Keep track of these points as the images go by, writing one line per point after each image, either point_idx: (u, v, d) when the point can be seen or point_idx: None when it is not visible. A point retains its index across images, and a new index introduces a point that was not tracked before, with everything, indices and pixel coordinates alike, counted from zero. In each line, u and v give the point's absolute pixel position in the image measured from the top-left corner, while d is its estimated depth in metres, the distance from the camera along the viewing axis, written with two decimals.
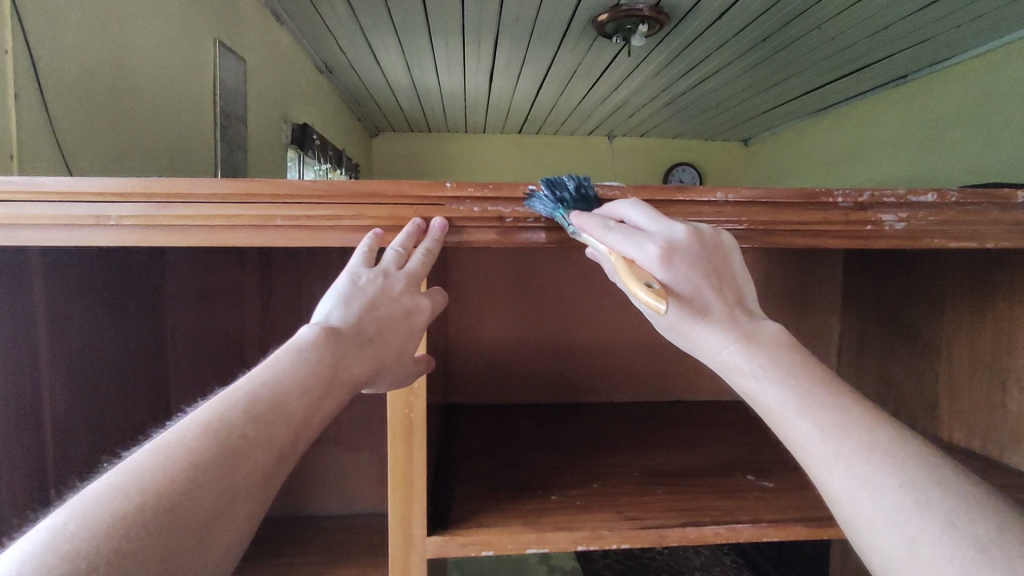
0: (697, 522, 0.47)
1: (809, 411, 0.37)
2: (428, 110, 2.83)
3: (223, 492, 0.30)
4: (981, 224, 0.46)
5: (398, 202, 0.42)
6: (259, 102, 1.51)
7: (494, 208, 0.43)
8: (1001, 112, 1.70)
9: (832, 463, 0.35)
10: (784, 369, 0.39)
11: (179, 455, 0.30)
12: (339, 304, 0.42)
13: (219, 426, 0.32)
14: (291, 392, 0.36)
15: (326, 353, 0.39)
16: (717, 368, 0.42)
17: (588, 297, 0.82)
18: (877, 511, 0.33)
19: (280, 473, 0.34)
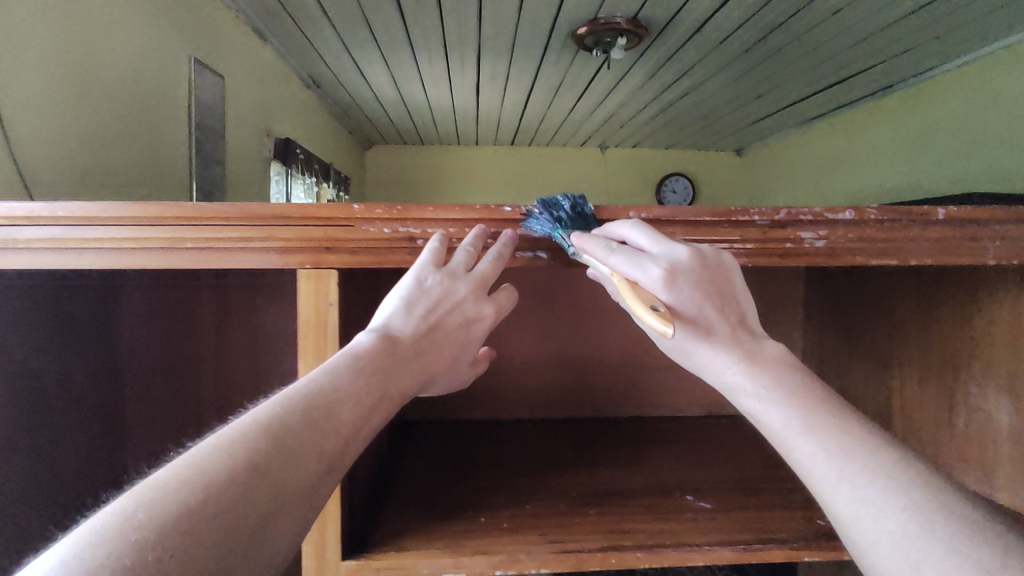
0: (621, 547, 0.46)
1: (813, 433, 0.38)
2: (419, 123, 2.85)
3: (274, 495, 0.33)
4: (900, 241, 0.45)
5: (329, 223, 0.41)
6: (238, 117, 1.52)
7: (403, 229, 0.42)
8: (983, 122, 1.69)
9: (837, 485, 0.36)
10: (787, 390, 0.40)
11: (242, 452, 0.33)
12: (401, 311, 0.45)
13: (279, 428, 0.36)
14: (344, 402, 0.39)
15: (379, 362, 0.42)
16: (720, 388, 0.43)
17: (570, 312, 0.81)
18: (881, 535, 0.34)
19: (328, 479, 0.37)
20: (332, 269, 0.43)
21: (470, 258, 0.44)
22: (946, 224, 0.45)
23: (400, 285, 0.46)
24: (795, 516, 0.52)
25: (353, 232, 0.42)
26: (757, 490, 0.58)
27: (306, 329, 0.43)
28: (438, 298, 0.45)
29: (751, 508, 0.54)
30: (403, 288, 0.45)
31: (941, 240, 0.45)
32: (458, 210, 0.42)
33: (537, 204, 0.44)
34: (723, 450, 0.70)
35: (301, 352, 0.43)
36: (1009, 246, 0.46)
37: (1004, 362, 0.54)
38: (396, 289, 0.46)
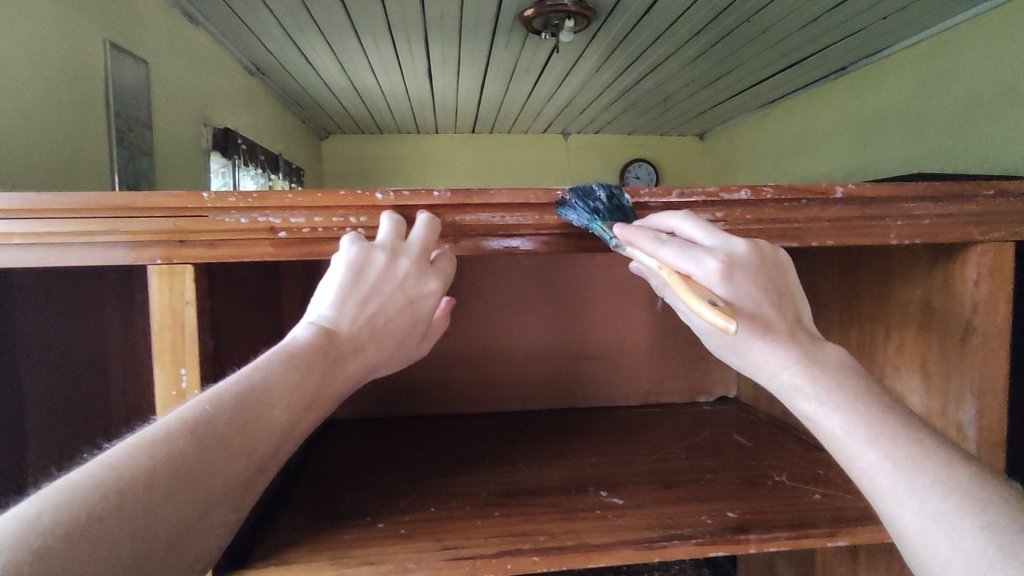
0: (516, 550, 0.44)
1: (881, 442, 0.35)
2: (375, 111, 2.77)
3: (196, 502, 0.31)
4: (800, 221, 0.43)
5: (181, 214, 0.37)
6: (168, 105, 1.44)
7: (263, 218, 0.38)
8: (930, 103, 1.70)
9: (904, 498, 0.34)
10: (851, 394, 0.37)
11: (163, 455, 0.30)
12: (341, 299, 0.39)
13: (204, 429, 0.32)
14: (277, 401, 0.35)
15: (315, 360, 0.37)
16: (774, 387, 0.40)
17: (545, 300, 0.79)
18: (955, 555, 0.31)
19: (255, 482, 0.35)
20: (187, 264, 0.39)
21: (398, 227, 0.40)
22: (846, 202, 0.42)
23: (332, 270, 0.40)
24: (706, 509, 0.50)
25: (211, 224, 0.38)
26: (673, 482, 0.56)
27: (160, 330, 0.39)
28: (377, 282, 0.39)
29: (665, 503, 0.51)
30: (337, 272, 0.39)
31: (841, 219, 0.43)
32: (335, 197, 0.38)
33: (572, 194, 0.42)
34: (651, 440, 0.68)
35: (156, 356, 0.39)
36: (912, 225, 0.44)
37: (916, 343, 0.52)
38: (331, 274, 0.40)
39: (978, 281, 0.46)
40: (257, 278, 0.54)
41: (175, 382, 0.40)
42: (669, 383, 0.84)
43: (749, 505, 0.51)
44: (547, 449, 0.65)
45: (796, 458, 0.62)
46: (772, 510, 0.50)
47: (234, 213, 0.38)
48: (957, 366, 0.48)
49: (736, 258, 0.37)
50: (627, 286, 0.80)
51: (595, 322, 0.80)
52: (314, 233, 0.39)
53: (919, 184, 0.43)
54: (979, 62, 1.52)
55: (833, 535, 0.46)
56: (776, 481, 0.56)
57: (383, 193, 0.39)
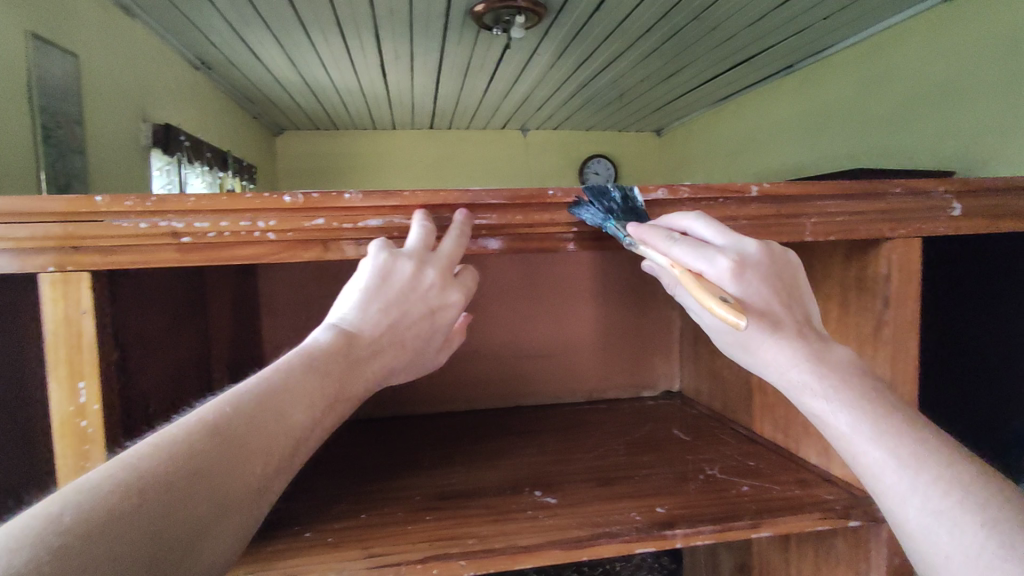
0: (444, 554, 0.43)
1: (884, 439, 0.36)
2: (330, 107, 2.70)
3: (216, 501, 0.30)
4: (720, 220, 0.44)
5: (73, 219, 0.35)
6: (102, 102, 1.38)
7: (164, 223, 0.36)
8: (870, 101, 1.76)
9: (907, 496, 0.35)
10: (855, 393, 0.37)
11: (180, 455, 0.30)
12: (363, 303, 0.39)
13: (221, 429, 0.32)
14: (296, 402, 0.35)
15: (333, 363, 0.37)
16: (781, 387, 0.40)
17: (491, 300, 0.79)
18: (954, 549, 0.33)
19: (274, 485, 0.34)
20: (83, 271, 0.37)
21: (427, 234, 0.40)
22: (763, 200, 0.43)
23: (359, 274, 0.40)
24: (636, 506, 0.50)
25: (107, 230, 0.36)
26: (611, 479, 0.56)
27: (53, 341, 0.37)
28: (402, 289, 0.39)
29: (599, 500, 0.52)
30: (363, 277, 0.39)
31: (759, 217, 0.44)
32: (242, 199, 0.37)
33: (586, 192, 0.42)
34: (591, 437, 0.68)
35: (49, 369, 0.37)
36: (826, 222, 0.45)
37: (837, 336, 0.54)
38: (356, 278, 0.40)
39: (889, 275, 0.48)
40: (176, 284, 0.52)
41: (73, 397, 0.38)
42: (615, 379, 0.84)
43: (681, 499, 0.51)
44: (501, 447, 0.65)
45: (731, 450, 0.63)
46: (701, 504, 0.51)
47: (131, 217, 0.36)
48: (872, 357, 0.50)
49: (747, 257, 0.38)
50: (570, 285, 0.81)
51: (540, 320, 0.81)
52: (221, 237, 0.38)
53: (830, 182, 0.44)
54: (914, 62, 1.59)
55: (756, 526, 0.47)
56: (708, 474, 0.57)
57: (292, 195, 0.37)
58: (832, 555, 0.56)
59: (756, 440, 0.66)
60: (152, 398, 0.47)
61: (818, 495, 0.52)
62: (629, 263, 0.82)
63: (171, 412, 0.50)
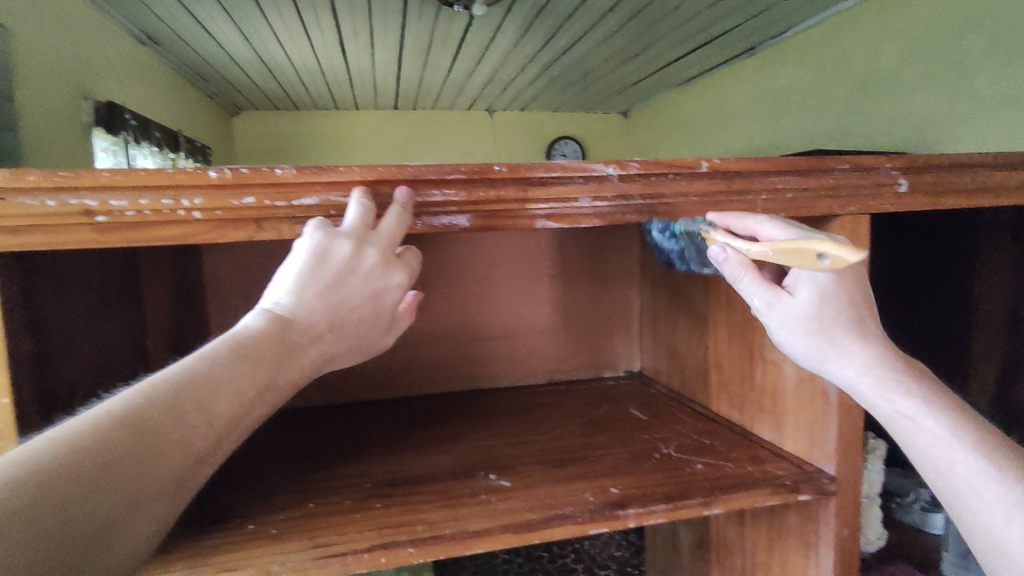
0: (391, 542, 0.42)
1: (985, 453, 0.40)
2: (289, 86, 2.62)
3: (124, 495, 0.30)
4: (671, 196, 0.43)
5: None
6: (36, 77, 1.29)
7: (76, 200, 0.34)
8: (827, 83, 1.79)
9: (1006, 510, 0.38)
10: (952, 412, 0.42)
11: (83, 448, 0.29)
12: (299, 287, 0.38)
13: (135, 419, 0.31)
14: (222, 390, 0.34)
15: (266, 349, 0.36)
16: (871, 389, 0.43)
17: (448, 281, 0.77)
18: None
19: (195, 476, 0.33)
20: None
21: (365, 213, 0.38)
22: (712, 176, 0.43)
23: (292, 257, 0.38)
24: (589, 486, 0.50)
25: (9, 208, 0.33)
26: (565, 460, 0.56)
27: None
28: (341, 271, 0.38)
29: (552, 481, 0.51)
30: (297, 260, 0.38)
31: (709, 194, 0.44)
32: (163, 175, 0.34)
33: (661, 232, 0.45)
34: (547, 418, 0.68)
35: None
36: (775, 198, 0.45)
37: None
38: (290, 262, 0.38)
39: None
40: (103, 268, 0.49)
41: None
42: (575, 360, 0.84)
43: (634, 479, 0.51)
44: (456, 431, 0.64)
45: (686, 429, 0.64)
46: (654, 483, 0.51)
47: (36, 194, 0.33)
48: None
49: None
50: (528, 266, 0.80)
51: (499, 302, 0.80)
52: (141, 216, 0.35)
53: (779, 159, 0.44)
54: (868, 45, 1.61)
55: (708, 504, 0.47)
56: (663, 453, 0.57)
57: (219, 170, 0.35)
58: (784, 529, 0.57)
59: (713, 417, 0.67)
60: (76, 391, 0.44)
61: (769, 471, 0.52)
62: (587, 243, 0.82)
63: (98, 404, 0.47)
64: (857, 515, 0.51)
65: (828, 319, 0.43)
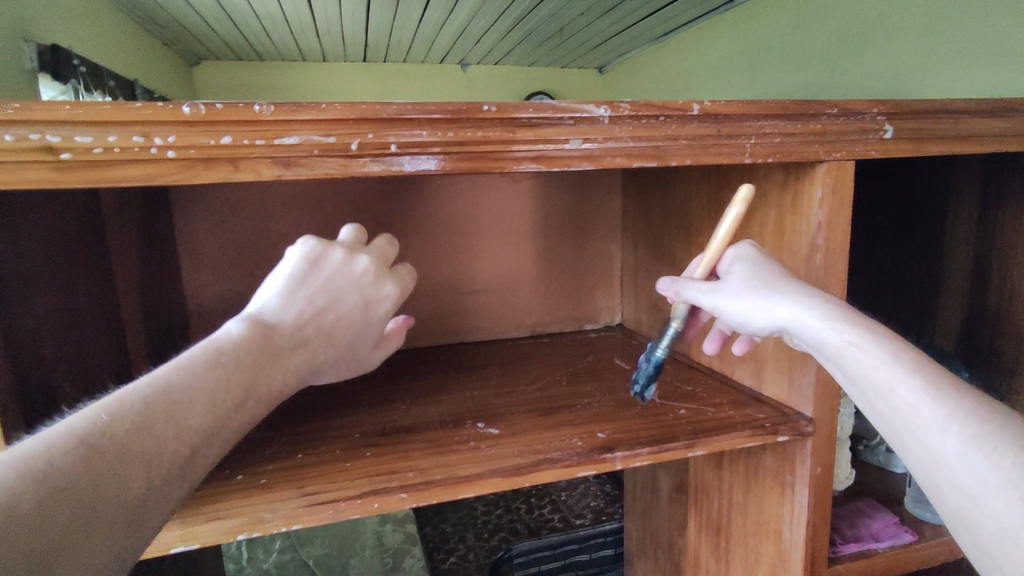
0: (383, 488, 0.42)
1: (923, 373, 0.38)
2: (251, 35, 2.48)
3: (80, 522, 0.26)
4: (661, 140, 0.42)
5: None
6: None
7: (36, 135, 0.31)
8: (802, 39, 1.78)
9: (944, 426, 0.36)
10: (893, 339, 0.40)
11: (41, 468, 0.25)
12: (288, 291, 0.40)
13: (98, 436, 0.28)
14: (194, 401, 0.32)
15: (245, 356, 0.36)
16: (819, 323, 0.41)
17: (429, 234, 0.76)
18: (993, 475, 0.34)
19: (161, 496, 0.30)
20: None
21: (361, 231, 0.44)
22: (703, 119, 0.42)
23: (283, 265, 0.41)
24: (577, 432, 0.51)
25: None
26: (551, 409, 0.56)
27: None
28: (329, 274, 0.42)
29: (539, 428, 0.52)
30: (289, 265, 0.41)
31: (698, 137, 0.43)
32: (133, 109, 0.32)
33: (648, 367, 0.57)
34: (533, 370, 0.68)
35: None
36: (765, 143, 0.45)
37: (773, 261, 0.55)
38: (280, 270, 0.41)
39: (822, 199, 0.48)
40: (67, 215, 0.46)
41: None
42: (557, 312, 0.84)
43: (620, 424, 0.52)
44: (442, 382, 0.64)
45: (669, 376, 0.65)
46: (639, 427, 0.52)
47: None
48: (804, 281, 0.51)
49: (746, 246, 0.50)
50: (509, 218, 0.79)
51: (481, 255, 0.79)
52: (111, 155, 0.33)
53: (769, 101, 0.43)
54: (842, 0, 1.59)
55: (692, 446, 0.49)
56: (648, 400, 0.58)
57: (191, 104, 0.33)
58: (760, 470, 0.59)
59: (693, 365, 0.68)
60: (45, 341, 0.41)
61: (749, 414, 0.54)
62: (570, 195, 0.81)
63: (70, 354, 0.45)
64: (831, 454, 0.53)
65: (767, 278, 0.45)
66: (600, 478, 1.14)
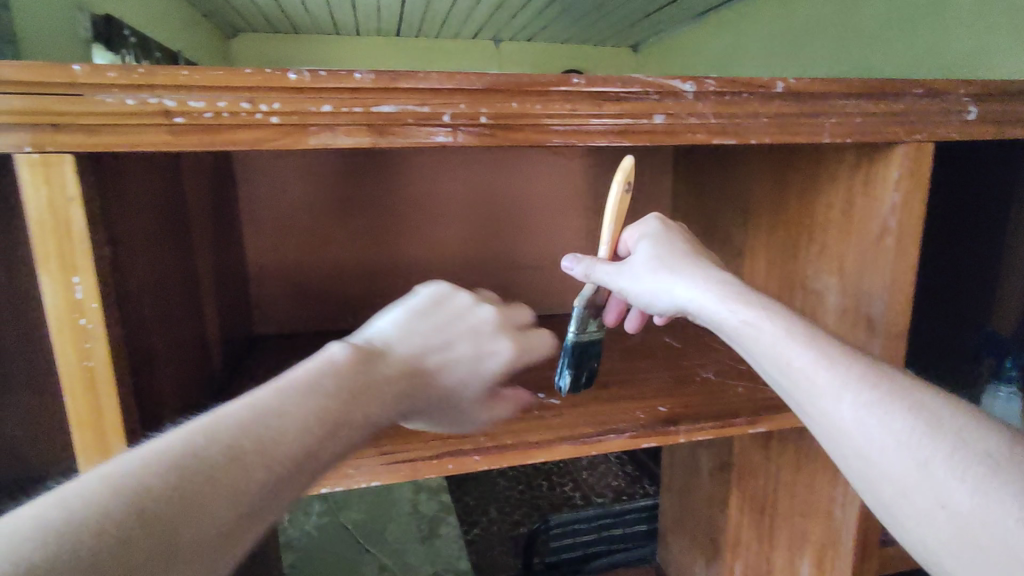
0: (458, 450, 0.44)
1: (816, 344, 0.39)
2: (288, 8, 2.49)
3: (160, 550, 0.24)
4: (743, 118, 0.43)
5: (52, 92, 0.32)
6: None
7: (154, 100, 0.33)
8: None
9: (840, 394, 0.37)
10: (789, 315, 0.41)
11: (131, 494, 0.25)
12: (404, 319, 0.41)
13: (189, 464, 0.27)
14: (289, 426, 0.31)
15: (345, 379, 0.34)
16: (715, 305, 0.43)
17: (483, 208, 0.77)
18: (889, 439, 0.36)
19: (247, 527, 0.28)
20: (65, 152, 0.33)
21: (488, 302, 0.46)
22: (785, 98, 0.43)
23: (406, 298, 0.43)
24: (638, 405, 0.52)
25: (95, 108, 0.32)
26: (609, 383, 0.57)
27: (39, 227, 0.34)
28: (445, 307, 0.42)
29: (601, 401, 0.53)
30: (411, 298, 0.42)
31: (779, 116, 0.43)
32: (244, 76, 0.33)
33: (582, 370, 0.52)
34: None
35: (40, 260, 0.34)
36: (845, 123, 0.44)
37: (839, 244, 0.55)
38: (402, 302, 0.42)
39: (898, 181, 0.48)
40: (157, 175, 0.48)
41: (68, 292, 0.35)
42: None
43: (680, 399, 0.53)
44: None
45: (722, 356, 0.66)
46: (699, 403, 0.53)
47: (118, 95, 0.32)
48: (873, 264, 0.51)
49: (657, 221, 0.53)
50: (564, 195, 0.80)
51: (533, 231, 0.80)
52: (220, 120, 0.34)
53: (853, 80, 0.43)
54: None
55: (753, 422, 0.49)
56: (704, 377, 0.59)
57: (298, 72, 0.34)
58: (813, 451, 0.60)
59: None
60: (146, 298, 0.44)
61: None
62: None
63: (164, 312, 0.47)
64: None
65: (668, 258, 0.47)
66: (619, 457, 1.12)
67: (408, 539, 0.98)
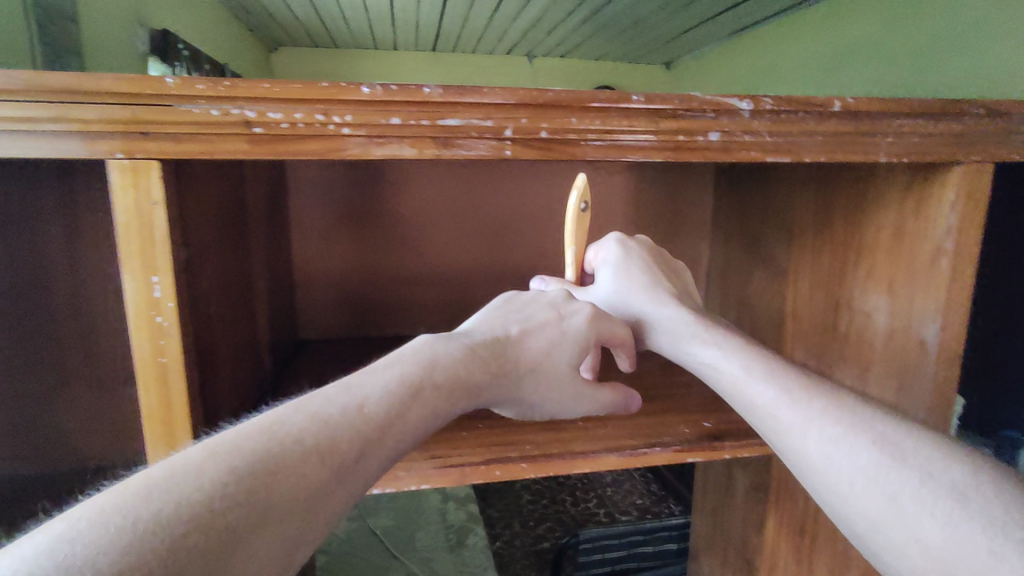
0: (505, 457, 0.45)
1: (776, 380, 0.41)
2: (330, 24, 2.57)
3: (258, 505, 0.26)
4: (797, 136, 0.43)
5: (145, 102, 0.34)
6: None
7: (236, 110, 0.35)
8: None
9: (806, 429, 0.39)
10: (748, 351, 0.44)
11: (229, 454, 0.27)
12: (477, 317, 0.43)
13: (280, 429, 0.29)
14: (372, 397, 0.32)
15: (422, 359, 0.36)
16: (673, 344, 0.47)
17: (523, 220, 0.78)
18: (855, 472, 0.36)
19: (337, 489, 0.29)
20: (152, 160, 0.35)
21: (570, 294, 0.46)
22: (842, 116, 0.43)
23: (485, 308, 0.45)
24: (682, 420, 0.52)
25: (182, 117, 0.34)
26: (651, 397, 0.57)
27: (124, 228, 0.36)
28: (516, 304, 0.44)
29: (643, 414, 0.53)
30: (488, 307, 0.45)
31: (835, 134, 0.43)
32: (320, 88, 0.35)
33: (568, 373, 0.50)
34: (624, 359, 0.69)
35: (122, 258, 0.36)
36: (902, 143, 0.44)
37: (888, 264, 0.55)
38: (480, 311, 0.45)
39: (954, 202, 0.48)
40: (223, 182, 0.50)
41: (146, 290, 0.37)
42: None
43: (724, 415, 0.53)
44: None
45: None
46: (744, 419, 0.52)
47: (202, 106, 0.34)
48: (925, 285, 0.50)
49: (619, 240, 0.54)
50: (603, 210, 0.80)
51: None
52: (294, 129, 0.36)
53: (912, 100, 0.43)
54: None
55: None
56: None
57: (370, 86, 0.35)
58: None
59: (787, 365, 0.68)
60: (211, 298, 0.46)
61: None
62: (663, 189, 0.82)
63: (225, 312, 0.49)
64: None
65: (629, 291, 0.50)
66: (645, 474, 1.11)
67: (436, 547, 0.99)
